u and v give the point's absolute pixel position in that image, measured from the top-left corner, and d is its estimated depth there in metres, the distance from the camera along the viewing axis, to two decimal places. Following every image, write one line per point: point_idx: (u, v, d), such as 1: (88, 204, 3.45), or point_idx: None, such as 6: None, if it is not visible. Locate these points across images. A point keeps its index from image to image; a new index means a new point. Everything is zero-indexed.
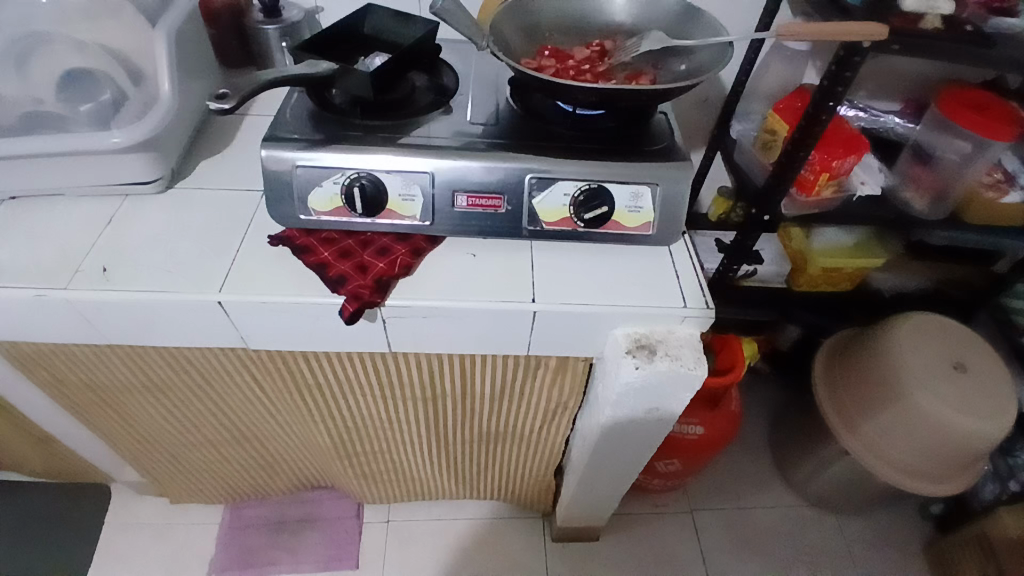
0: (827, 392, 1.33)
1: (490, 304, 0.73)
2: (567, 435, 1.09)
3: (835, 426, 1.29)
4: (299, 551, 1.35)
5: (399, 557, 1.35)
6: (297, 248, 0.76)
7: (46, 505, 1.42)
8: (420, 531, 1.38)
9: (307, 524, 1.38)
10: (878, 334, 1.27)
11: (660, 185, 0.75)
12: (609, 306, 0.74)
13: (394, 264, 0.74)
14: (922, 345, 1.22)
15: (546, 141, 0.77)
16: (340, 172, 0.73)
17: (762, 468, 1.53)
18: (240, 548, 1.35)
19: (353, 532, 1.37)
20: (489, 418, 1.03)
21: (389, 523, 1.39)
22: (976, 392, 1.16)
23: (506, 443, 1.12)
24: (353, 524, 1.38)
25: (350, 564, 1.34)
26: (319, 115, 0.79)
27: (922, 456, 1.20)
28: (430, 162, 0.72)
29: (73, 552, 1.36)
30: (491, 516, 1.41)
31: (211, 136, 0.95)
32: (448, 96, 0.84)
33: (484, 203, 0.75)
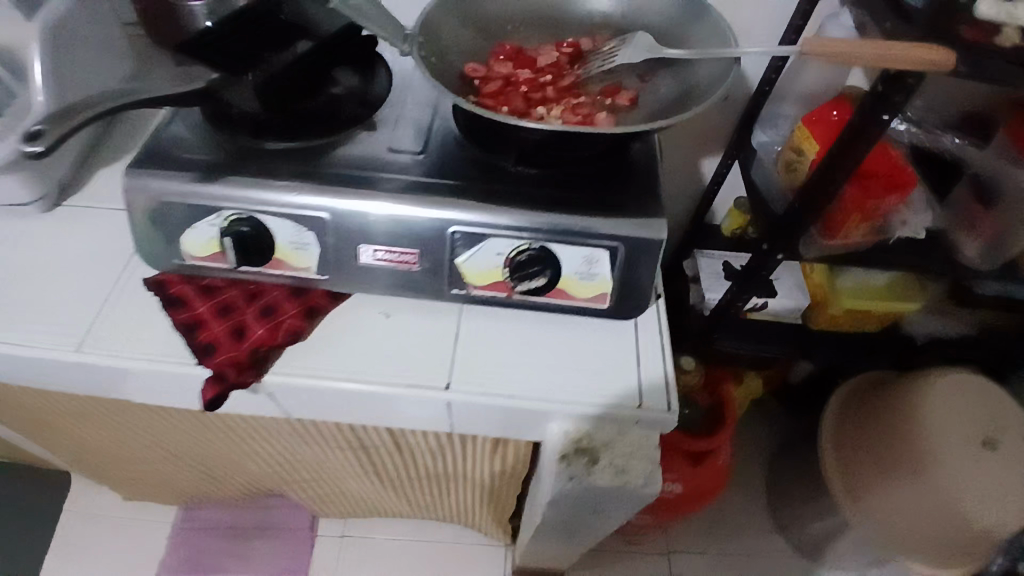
0: (832, 450, 1.16)
1: (394, 388, 0.59)
2: (523, 488, 0.96)
3: (836, 491, 1.13)
4: (248, 559, 1.29)
5: (351, 573, 1.28)
6: (168, 298, 0.62)
7: None
8: (375, 549, 1.31)
9: (259, 532, 1.30)
10: (896, 394, 1.10)
11: (622, 250, 0.58)
12: (543, 401, 0.59)
13: (277, 330, 0.60)
14: (946, 415, 1.05)
15: (483, 179, 0.60)
16: (215, 212, 0.58)
17: (758, 509, 1.36)
18: (186, 553, 1.27)
19: (305, 544, 1.30)
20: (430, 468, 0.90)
21: (344, 536, 1.32)
22: (1001, 476, 1.01)
23: (456, 486, 0.99)
24: (305, 535, 1.31)
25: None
26: (206, 129, 0.63)
27: (933, 541, 1.05)
28: (326, 205, 0.57)
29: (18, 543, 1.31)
30: (452, 540, 1.32)
31: (112, 127, 0.78)
32: (374, 107, 0.66)
33: (396, 257, 0.59)
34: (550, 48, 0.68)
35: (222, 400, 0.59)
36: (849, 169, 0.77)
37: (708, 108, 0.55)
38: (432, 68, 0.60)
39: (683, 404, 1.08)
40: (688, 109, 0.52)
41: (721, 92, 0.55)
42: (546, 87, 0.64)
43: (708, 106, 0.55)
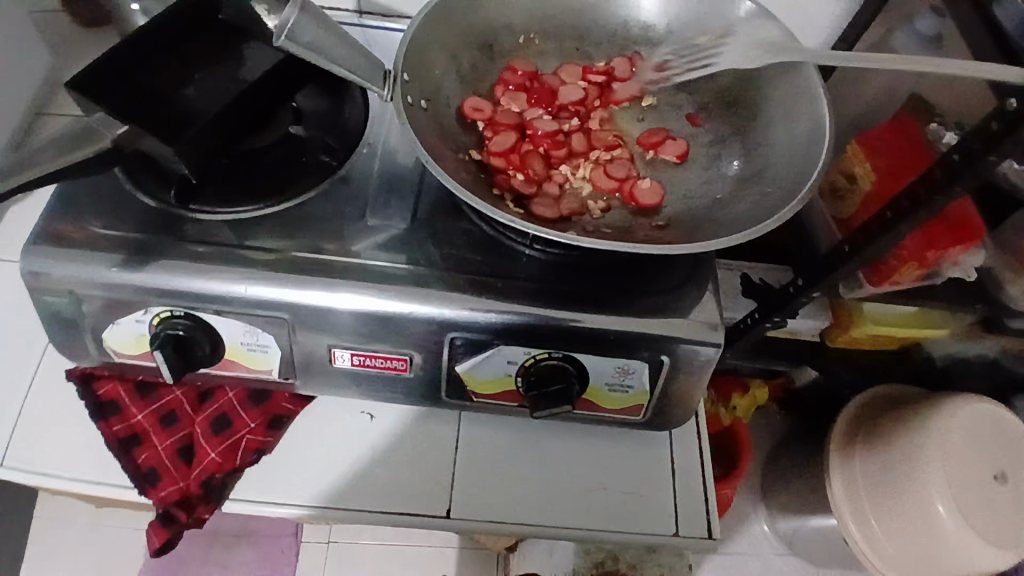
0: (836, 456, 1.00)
1: (383, 518, 0.49)
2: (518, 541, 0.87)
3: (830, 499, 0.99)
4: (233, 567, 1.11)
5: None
6: (95, 404, 0.50)
7: None
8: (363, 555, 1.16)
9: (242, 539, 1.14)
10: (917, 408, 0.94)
11: (664, 364, 0.47)
12: (561, 530, 0.50)
13: (235, 450, 0.49)
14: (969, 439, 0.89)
15: (488, 264, 0.47)
16: (142, 309, 0.45)
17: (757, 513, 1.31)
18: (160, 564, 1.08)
19: (290, 552, 1.14)
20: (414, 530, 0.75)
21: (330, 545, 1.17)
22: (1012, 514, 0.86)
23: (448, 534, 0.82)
24: (289, 543, 1.15)
25: None
26: (125, 185, 0.48)
27: None
28: (285, 305, 0.44)
29: None
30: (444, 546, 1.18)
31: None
32: (348, 150, 0.51)
33: (379, 363, 0.48)
34: (573, 74, 0.52)
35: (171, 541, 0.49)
36: (916, 221, 0.65)
37: (799, 203, 0.41)
38: (421, 119, 0.44)
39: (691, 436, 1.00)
40: (782, 219, 0.38)
41: (817, 180, 0.41)
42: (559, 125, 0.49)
43: (802, 202, 0.41)
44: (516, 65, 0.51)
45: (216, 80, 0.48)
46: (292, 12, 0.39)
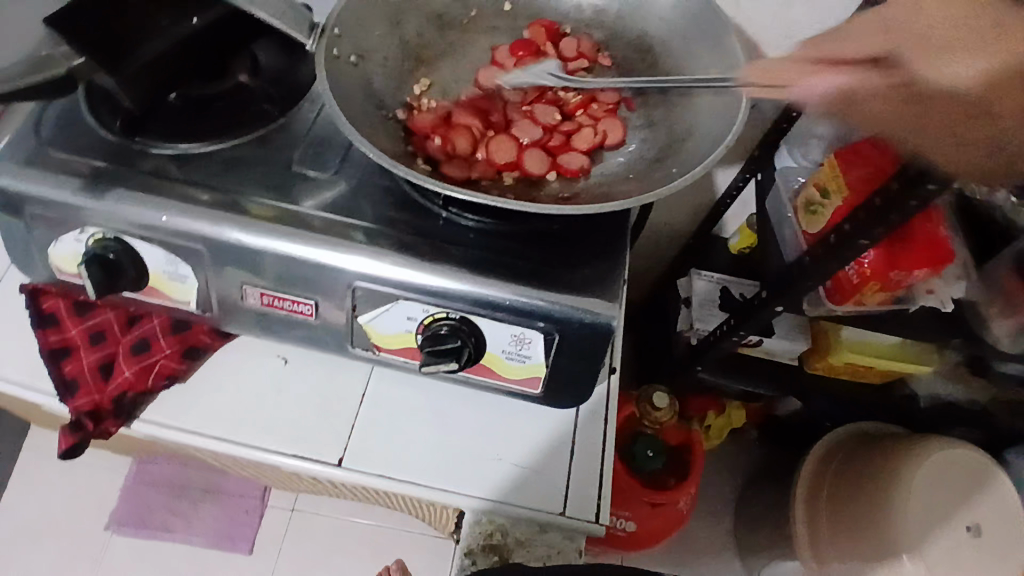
0: (806, 509, 0.98)
1: (279, 459, 0.51)
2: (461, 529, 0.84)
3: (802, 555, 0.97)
4: (193, 521, 1.08)
5: (297, 554, 1.08)
6: (35, 314, 0.54)
7: None
8: (322, 529, 1.10)
9: (210, 495, 1.10)
10: (876, 470, 0.91)
11: (560, 336, 0.48)
12: (451, 491, 0.51)
13: (148, 373, 0.52)
14: (933, 486, 0.87)
15: (403, 222, 0.49)
16: (78, 228, 0.48)
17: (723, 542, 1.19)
18: (132, 506, 1.07)
19: (253, 513, 1.09)
20: (351, 491, 0.74)
21: (292, 511, 1.11)
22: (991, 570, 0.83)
23: (393, 502, 0.76)
24: (254, 504, 1.10)
25: (243, 547, 1.07)
26: (82, 117, 0.52)
27: None
28: (201, 238, 0.47)
29: None
30: (400, 528, 1.11)
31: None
32: (291, 103, 0.55)
33: (288, 305, 0.50)
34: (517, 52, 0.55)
35: (82, 448, 0.54)
36: (877, 237, 0.63)
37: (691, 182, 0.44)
38: (348, 74, 0.48)
39: (647, 444, 1.01)
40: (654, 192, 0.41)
41: (710, 162, 0.44)
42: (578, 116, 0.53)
43: (692, 180, 0.44)
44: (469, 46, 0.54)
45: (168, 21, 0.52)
46: None
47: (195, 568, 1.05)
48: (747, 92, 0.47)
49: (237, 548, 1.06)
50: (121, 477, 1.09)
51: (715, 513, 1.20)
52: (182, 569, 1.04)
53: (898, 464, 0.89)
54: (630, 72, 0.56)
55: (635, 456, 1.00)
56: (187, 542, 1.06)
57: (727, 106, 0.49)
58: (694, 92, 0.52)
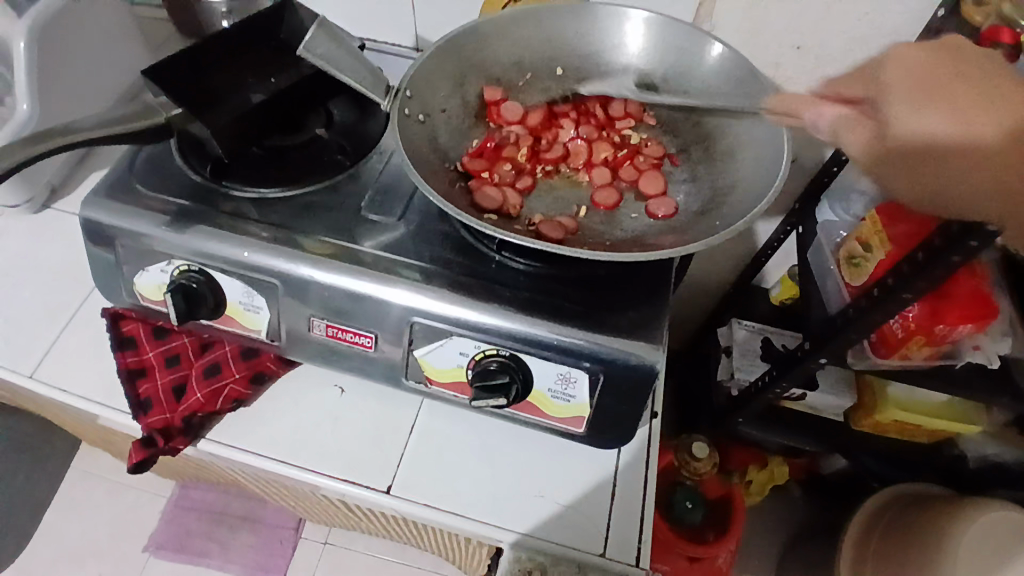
0: (862, 522, 0.97)
1: (331, 484, 0.53)
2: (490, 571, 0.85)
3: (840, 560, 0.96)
4: (231, 549, 1.16)
5: None
6: (118, 337, 0.58)
7: None
8: (354, 563, 1.15)
9: (246, 523, 1.18)
10: (941, 507, 0.88)
11: (605, 376, 0.49)
12: (493, 526, 0.52)
13: (217, 395, 0.55)
14: (982, 548, 0.83)
15: (459, 264, 0.53)
16: (165, 260, 0.54)
17: None
18: (172, 531, 1.15)
19: (287, 545, 1.16)
20: (385, 523, 0.76)
21: (325, 544, 1.16)
22: None
23: (426, 539, 0.78)
24: (289, 536, 1.17)
25: None
26: (175, 162, 0.58)
27: None
28: (276, 272, 0.51)
29: None
30: (430, 569, 1.15)
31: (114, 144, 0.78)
32: (361, 154, 0.60)
33: (349, 338, 0.53)
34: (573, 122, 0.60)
35: (150, 464, 0.57)
36: (919, 291, 0.63)
37: (731, 236, 0.46)
38: (416, 129, 0.53)
39: (686, 495, 0.99)
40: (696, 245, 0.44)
41: (750, 216, 0.46)
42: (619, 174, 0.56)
43: (734, 231, 0.46)
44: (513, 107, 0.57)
45: (258, 83, 0.59)
46: (312, 30, 0.51)
47: None
48: (787, 150, 0.49)
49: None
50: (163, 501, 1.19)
51: (750, 570, 1.16)
52: None
53: (945, 526, 0.85)
54: (676, 131, 0.59)
55: (674, 507, 0.98)
56: (223, 569, 1.14)
57: (768, 161, 0.51)
58: (737, 150, 0.55)
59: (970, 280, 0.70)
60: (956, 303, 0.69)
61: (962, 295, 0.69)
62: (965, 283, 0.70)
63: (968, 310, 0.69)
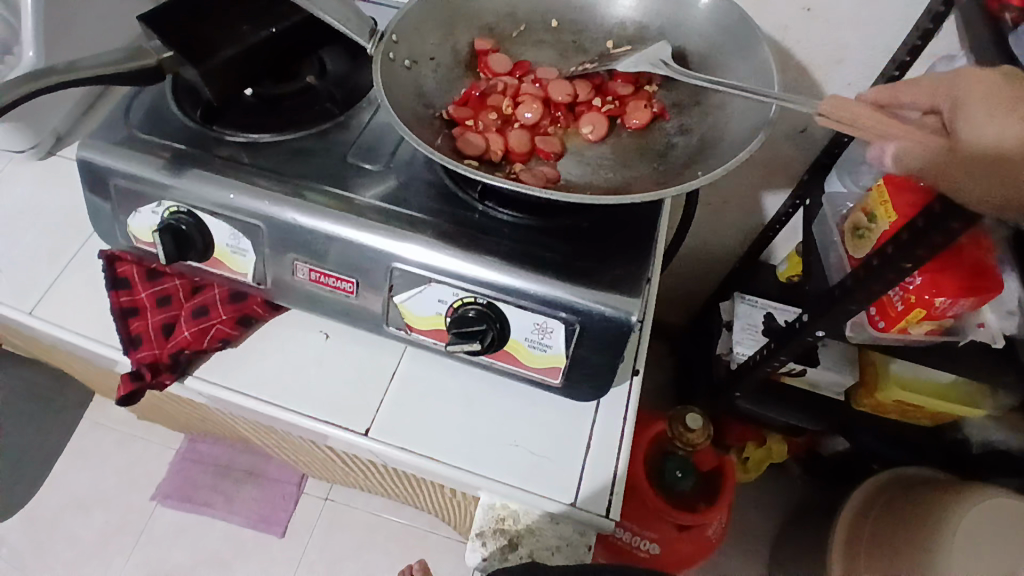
0: (861, 501, 0.97)
1: (314, 424, 0.54)
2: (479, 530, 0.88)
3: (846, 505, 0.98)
4: (235, 502, 1.22)
5: (327, 541, 1.19)
6: (112, 277, 0.60)
7: None
8: (353, 520, 1.20)
9: (250, 477, 1.24)
10: (956, 485, 0.87)
11: (580, 326, 0.49)
12: (468, 472, 0.53)
13: (204, 335, 0.56)
14: (978, 530, 0.81)
15: (441, 213, 0.53)
16: (157, 201, 0.55)
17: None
18: (179, 482, 1.21)
19: (289, 500, 1.22)
20: (379, 481, 0.79)
21: (326, 501, 1.22)
22: None
23: (418, 497, 0.81)
24: (291, 491, 1.22)
25: (277, 531, 1.19)
26: (169, 107, 0.59)
27: None
28: (261, 214, 0.52)
29: None
30: (428, 529, 1.21)
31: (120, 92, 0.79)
32: (351, 104, 0.60)
33: (332, 282, 0.54)
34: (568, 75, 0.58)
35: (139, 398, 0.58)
36: (920, 260, 0.61)
37: (710, 182, 0.45)
38: (400, 75, 0.52)
39: (677, 464, 0.98)
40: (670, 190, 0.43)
41: (730, 164, 0.46)
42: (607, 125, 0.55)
43: (713, 178, 0.45)
44: (500, 58, 0.57)
45: (249, 28, 0.59)
46: None
47: (230, 544, 1.18)
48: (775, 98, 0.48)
49: (271, 531, 1.19)
50: (172, 453, 1.24)
51: (745, 546, 1.17)
52: (218, 545, 1.18)
53: (939, 507, 0.84)
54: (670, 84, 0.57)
55: (664, 474, 0.98)
56: (226, 520, 1.20)
57: (759, 114, 0.50)
58: (728, 102, 0.53)
59: (974, 254, 0.68)
60: (957, 277, 0.67)
61: (962, 269, 0.67)
62: (969, 255, 0.68)
63: (968, 284, 0.67)
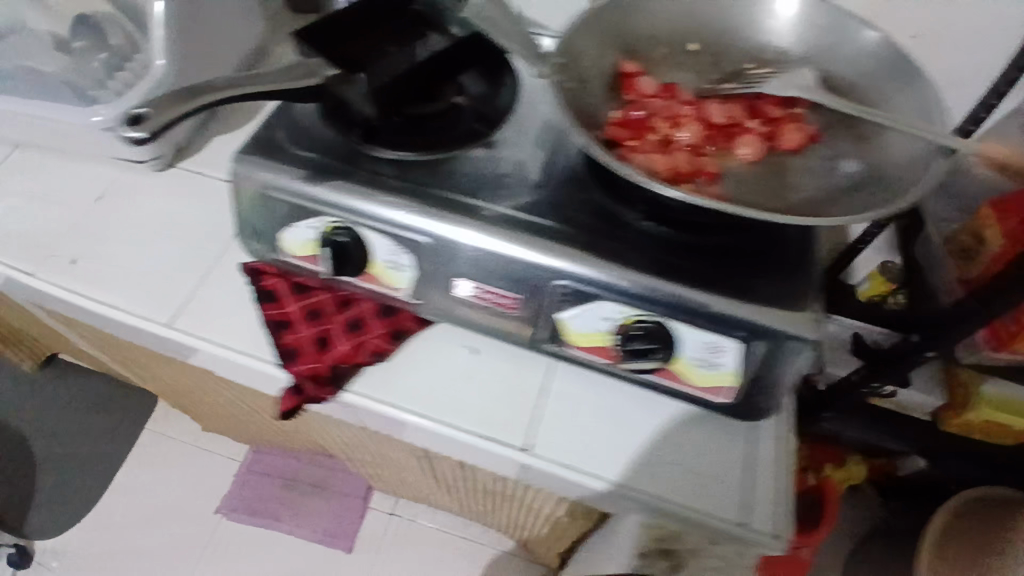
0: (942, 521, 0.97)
1: (472, 440, 0.55)
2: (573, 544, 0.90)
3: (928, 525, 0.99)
4: (303, 515, 1.29)
5: (393, 554, 1.25)
6: (260, 290, 0.60)
7: (95, 395, 1.44)
8: (419, 534, 1.27)
9: (317, 491, 1.30)
10: None
11: (755, 346, 0.49)
12: (630, 489, 0.53)
13: (362, 349, 0.57)
14: None
15: (604, 233, 0.53)
16: (317, 217, 0.56)
17: None
18: (244, 496, 1.31)
19: (355, 513, 1.29)
20: (485, 493, 0.83)
21: (393, 516, 1.29)
22: None
23: (521, 510, 0.84)
24: (357, 504, 1.29)
25: (344, 545, 1.27)
26: (319, 124, 0.60)
27: None
28: (429, 231, 0.52)
29: (101, 453, 1.38)
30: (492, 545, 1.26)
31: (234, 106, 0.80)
32: (495, 124, 0.61)
33: (494, 298, 0.54)
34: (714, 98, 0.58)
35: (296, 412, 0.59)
36: None
37: (898, 210, 0.46)
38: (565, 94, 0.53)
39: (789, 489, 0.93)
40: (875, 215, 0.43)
41: (917, 192, 0.46)
42: (764, 148, 0.54)
43: (902, 207, 0.46)
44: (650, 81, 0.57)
45: (400, 48, 0.61)
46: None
47: None
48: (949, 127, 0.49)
49: (339, 546, 1.27)
50: None
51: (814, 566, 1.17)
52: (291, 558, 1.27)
53: None
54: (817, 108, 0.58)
55: None
56: (294, 533, 1.28)
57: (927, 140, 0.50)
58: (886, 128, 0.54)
59: None
60: None
61: None
62: None
63: None
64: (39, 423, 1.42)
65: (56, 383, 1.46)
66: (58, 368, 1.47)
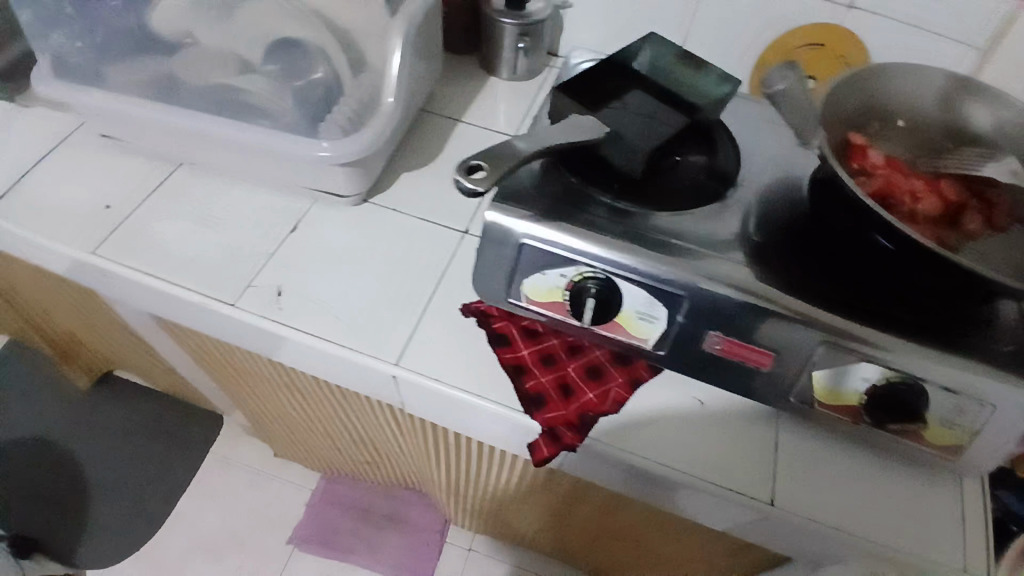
0: None
1: (715, 490, 0.57)
2: None
3: None
4: (379, 547, 1.26)
5: None
6: (493, 335, 0.62)
7: (154, 413, 1.38)
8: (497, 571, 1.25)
9: (393, 523, 1.27)
10: None
11: (1001, 410, 0.52)
12: (867, 542, 0.55)
13: (608, 397, 0.60)
14: None
15: (858, 295, 0.54)
16: (569, 265, 0.57)
17: None
18: (317, 526, 1.27)
19: (433, 547, 1.26)
20: (639, 527, 0.84)
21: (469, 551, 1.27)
22: None
23: (668, 546, 0.85)
24: (435, 539, 1.27)
25: None
26: (558, 173, 0.61)
27: None
28: (691, 287, 0.54)
29: (160, 476, 1.32)
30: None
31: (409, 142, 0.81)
32: (723, 182, 0.63)
33: (746, 354, 0.56)
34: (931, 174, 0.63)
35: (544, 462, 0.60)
36: None
37: None
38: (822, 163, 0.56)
39: None
40: None
41: None
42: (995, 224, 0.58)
43: None
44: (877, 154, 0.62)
45: (642, 103, 0.62)
46: None
47: None
48: None
49: None
50: None
51: None
52: None
53: None
54: None
55: None
56: (371, 566, 1.25)
57: None
58: None
59: None
60: None
61: None
62: None
63: None
64: (92, 442, 1.35)
65: (111, 399, 1.39)
66: (113, 384, 1.41)
